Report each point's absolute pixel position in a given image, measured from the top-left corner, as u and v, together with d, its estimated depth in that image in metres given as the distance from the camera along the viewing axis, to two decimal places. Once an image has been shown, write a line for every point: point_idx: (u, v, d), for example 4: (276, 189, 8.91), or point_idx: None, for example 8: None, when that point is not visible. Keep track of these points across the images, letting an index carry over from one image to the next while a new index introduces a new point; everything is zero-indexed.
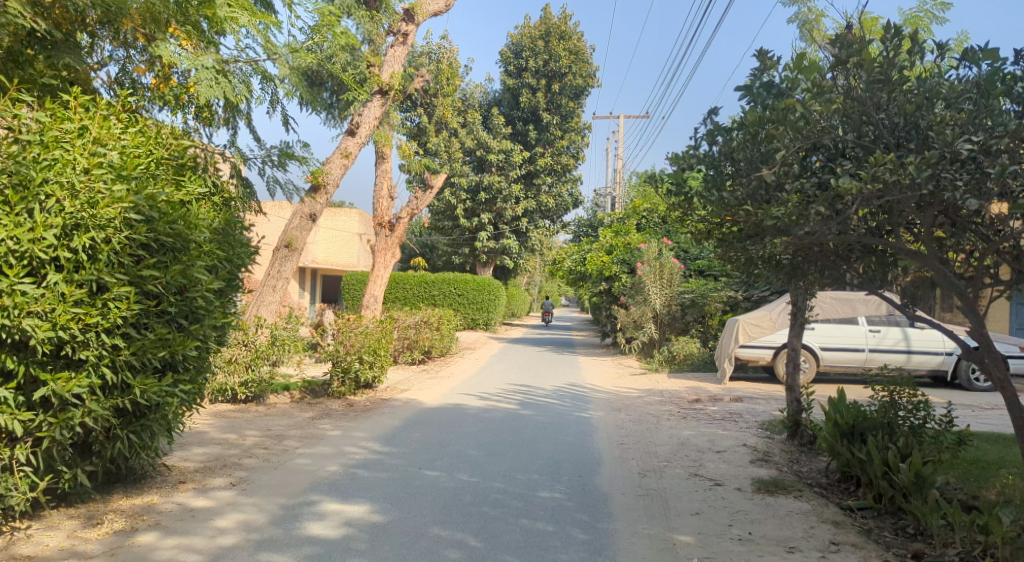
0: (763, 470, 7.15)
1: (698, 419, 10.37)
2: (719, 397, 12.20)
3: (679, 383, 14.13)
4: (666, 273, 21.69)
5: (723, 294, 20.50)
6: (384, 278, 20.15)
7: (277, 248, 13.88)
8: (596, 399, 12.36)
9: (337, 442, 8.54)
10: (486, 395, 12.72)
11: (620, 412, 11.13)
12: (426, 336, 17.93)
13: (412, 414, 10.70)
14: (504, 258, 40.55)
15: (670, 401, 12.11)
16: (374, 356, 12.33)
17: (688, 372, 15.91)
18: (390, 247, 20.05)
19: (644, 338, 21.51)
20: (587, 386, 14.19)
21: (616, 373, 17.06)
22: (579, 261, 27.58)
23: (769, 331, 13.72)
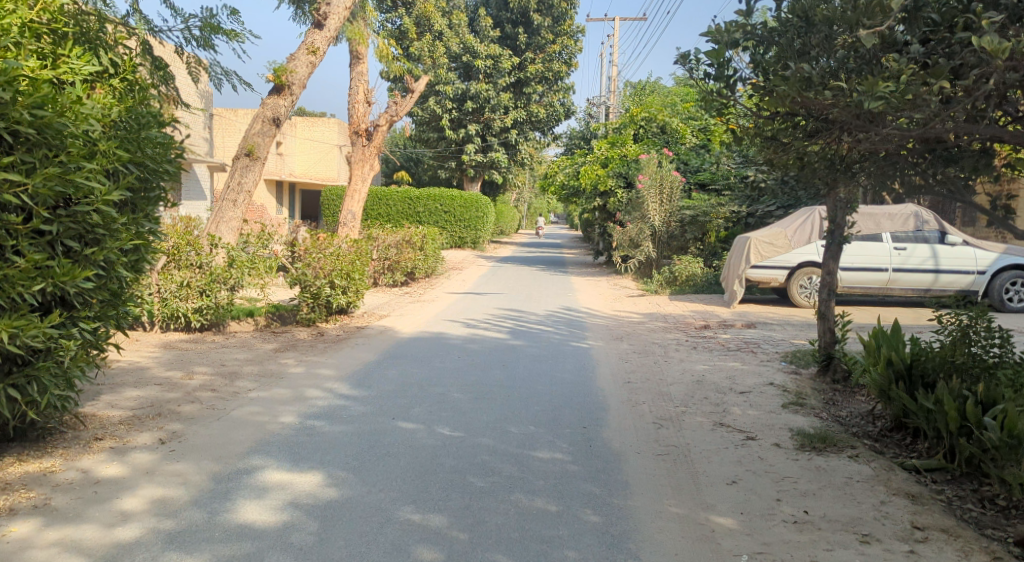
0: (799, 418, 6.02)
1: (711, 350, 9.25)
2: (730, 324, 11.07)
3: (683, 307, 12.99)
4: (666, 186, 20.27)
5: (727, 210, 19.23)
6: (362, 193, 18.58)
7: (237, 156, 12.30)
8: (594, 325, 11.19)
9: (298, 382, 7.33)
10: (473, 321, 11.53)
11: (622, 341, 9.98)
12: (408, 257, 16.62)
13: (389, 345, 9.51)
14: (493, 173, 38.84)
15: (675, 328, 10.97)
16: (347, 280, 11.02)
17: (692, 294, 14.77)
18: (369, 158, 18.38)
19: (642, 257, 20.32)
20: (584, 310, 13.03)
21: (613, 295, 15.90)
22: (572, 174, 26.07)
23: (784, 250, 12.47)
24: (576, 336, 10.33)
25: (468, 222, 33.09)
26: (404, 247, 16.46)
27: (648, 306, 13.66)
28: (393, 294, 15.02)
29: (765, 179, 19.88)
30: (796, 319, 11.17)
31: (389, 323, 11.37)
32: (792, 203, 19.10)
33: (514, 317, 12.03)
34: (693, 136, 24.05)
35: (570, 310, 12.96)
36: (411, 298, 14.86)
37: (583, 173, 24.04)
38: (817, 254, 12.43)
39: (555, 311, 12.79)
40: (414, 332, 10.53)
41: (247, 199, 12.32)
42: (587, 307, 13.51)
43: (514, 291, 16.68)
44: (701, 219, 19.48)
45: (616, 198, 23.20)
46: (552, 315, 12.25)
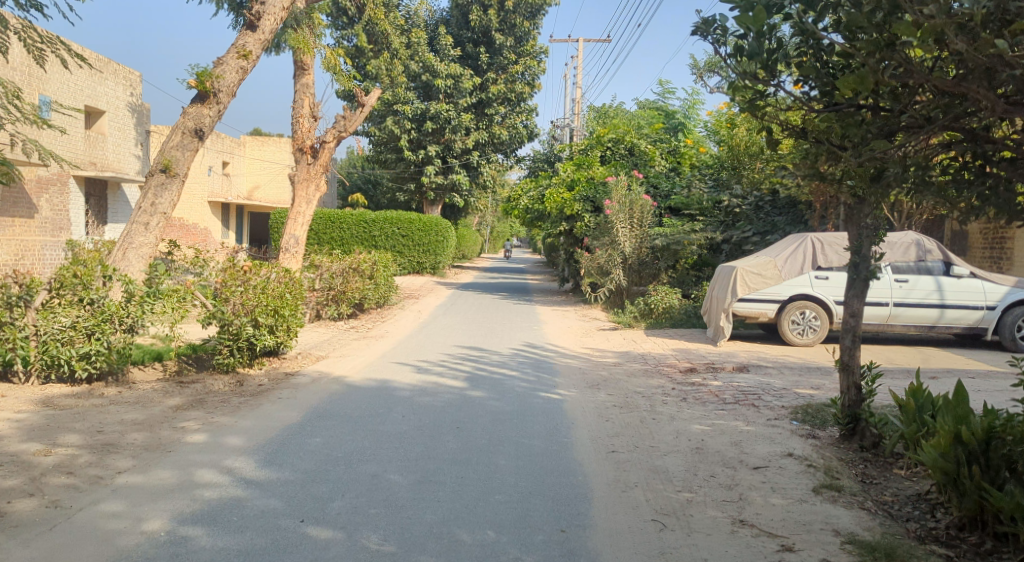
0: (842, 513, 4.60)
1: (704, 403, 7.83)
2: (720, 367, 9.71)
3: (663, 345, 11.59)
4: (638, 211, 19.05)
5: (701, 237, 18.12)
6: (308, 216, 17.01)
7: (152, 172, 10.64)
8: (565, 371, 9.72)
9: (192, 457, 5.65)
10: (426, 365, 9.94)
11: (599, 391, 8.50)
12: (356, 286, 14.96)
13: (322, 397, 7.88)
14: (454, 196, 37.43)
15: (658, 374, 9.55)
16: (273, 317, 9.31)
17: (671, 328, 13.40)
18: (314, 178, 16.83)
19: (612, 286, 19.00)
20: (554, 348, 11.57)
21: (583, 329, 14.46)
22: (535, 198, 24.73)
23: (773, 282, 11.28)
24: (545, 384, 8.82)
25: (427, 247, 31.48)
26: (351, 276, 14.82)
27: (624, 343, 12.24)
28: (336, 330, 13.35)
29: (740, 205, 19.54)
30: (793, 362, 9.85)
31: (326, 367, 9.72)
32: (768, 229, 18.62)
33: (474, 358, 10.49)
34: (662, 159, 23.06)
35: (537, 349, 11.47)
36: (357, 333, 13.22)
37: (548, 196, 22.76)
38: (810, 287, 11.22)
39: (520, 350, 11.28)
40: (355, 380, 8.89)
41: (162, 222, 10.64)
42: (556, 345, 12.05)
43: (475, 325, 15.15)
44: (674, 246, 18.29)
45: (583, 222, 21.96)
46: (516, 356, 10.74)
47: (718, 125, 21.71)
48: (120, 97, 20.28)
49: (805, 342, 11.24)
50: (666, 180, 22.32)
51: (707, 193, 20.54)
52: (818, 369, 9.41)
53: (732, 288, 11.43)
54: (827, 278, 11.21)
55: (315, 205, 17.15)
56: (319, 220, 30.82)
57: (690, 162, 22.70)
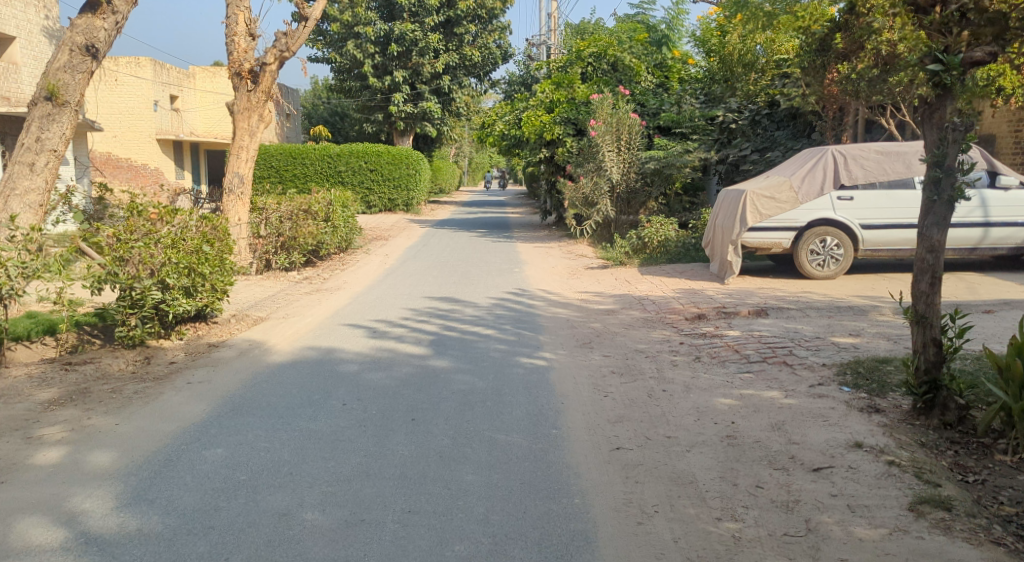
0: (969, 556, 3.08)
1: (724, 364, 6.30)
2: (734, 312, 8.16)
3: (663, 287, 10.02)
4: (625, 131, 17.11)
5: (694, 158, 16.41)
6: (251, 150, 15.04)
7: (35, 100, 8.58)
8: (550, 326, 8.13)
9: (32, 486, 4.01)
10: (384, 325, 8.33)
11: (594, 352, 6.94)
12: (307, 231, 13.16)
13: (247, 378, 6.24)
14: (426, 125, 35.15)
15: (662, 325, 7.99)
16: (188, 276, 7.53)
17: (669, 265, 11.81)
18: (256, 107, 14.81)
19: (599, 217, 17.33)
20: (538, 296, 9.98)
21: (570, 270, 12.85)
22: (512, 123, 22.72)
23: (790, 207, 9.69)
24: (527, 346, 7.25)
25: (398, 181, 29.32)
26: (300, 219, 13.02)
27: (618, 287, 10.65)
28: (285, 283, 11.65)
29: (735, 119, 17.91)
30: (821, 300, 8.32)
31: (260, 335, 8.05)
32: (767, 145, 17.13)
33: (443, 313, 8.89)
34: (647, 73, 21.17)
35: (518, 297, 9.87)
36: (309, 286, 11.54)
37: (525, 120, 20.80)
38: (832, 210, 9.62)
39: (499, 300, 9.68)
40: (295, 351, 7.27)
41: (52, 162, 8.61)
42: (540, 290, 10.46)
43: (447, 269, 13.47)
44: (666, 170, 16.56)
45: (565, 147, 20.14)
46: (493, 308, 9.14)
47: (708, 32, 19.72)
48: (33, 22, 17.87)
49: (828, 274, 9.69)
50: (653, 97, 20.48)
51: (699, 109, 18.83)
52: (852, 309, 7.88)
53: (742, 216, 9.83)
54: (851, 199, 9.61)
55: (259, 138, 15.13)
56: (280, 156, 28.70)
57: (677, 77, 20.91)
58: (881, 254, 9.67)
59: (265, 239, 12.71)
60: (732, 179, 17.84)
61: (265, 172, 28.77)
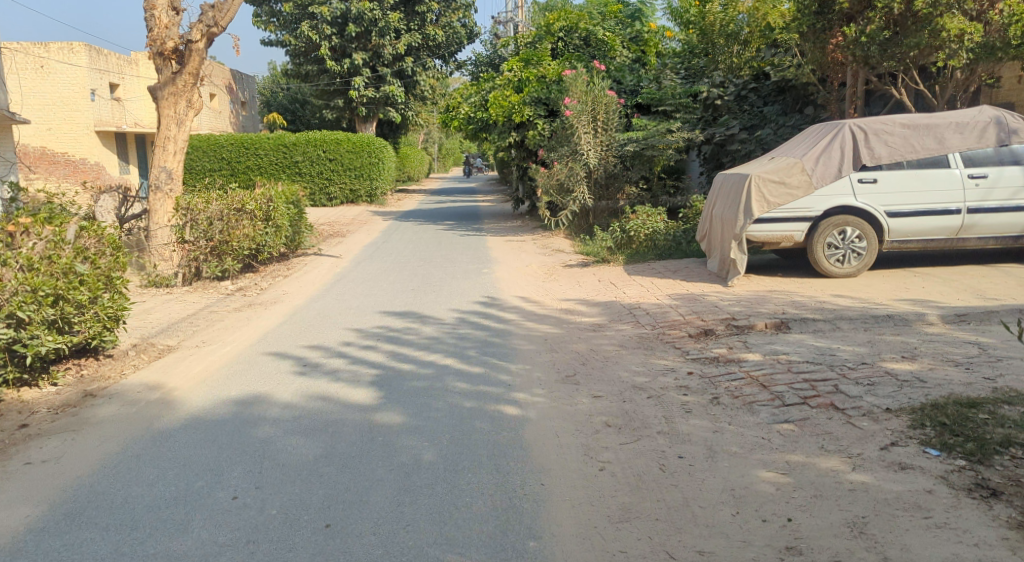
0: None
1: (752, 408, 4.80)
2: (747, 327, 6.69)
3: (656, 292, 8.53)
4: (602, 111, 15.56)
5: (679, 138, 14.93)
6: (180, 141, 13.24)
7: None
8: (525, 353, 6.58)
9: None
10: (320, 358, 6.72)
11: (581, 392, 5.41)
12: (241, 232, 11.48)
13: (114, 451, 4.60)
14: (389, 110, 33.31)
15: (662, 348, 6.48)
16: (55, 306, 5.91)
17: (659, 263, 10.32)
18: (184, 92, 13.01)
19: (576, 207, 15.67)
20: (511, 309, 8.43)
21: (546, 271, 11.33)
22: (478, 105, 21.02)
23: (801, 192, 8.25)
24: (496, 384, 5.69)
25: (359, 170, 27.40)
26: (232, 220, 11.33)
27: (603, 293, 9.14)
28: (212, 298, 9.96)
29: (721, 95, 16.59)
30: (850, 307, 6.88)
31: (158, 375, 6.39)
32: (757, 123, 15.78)
33: (395, 338, 7.30)
34: (623, 48, 19.61)
35: (486, 311, 8.31)
36: (240, 299, 9.86)
37: (493, 102, 19.15)
38: (852, 195, 8.19)
39: (463, 316, 8.11)
40: (195, 400, 5.62)
41: None
42: (512, 301, 8.92)
43: (405, 272, 11.85)
44: (647, 152, 15.09)
45: (537, 130, 18.58)
46: (455, 328, 7.56)
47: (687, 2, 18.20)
48: None
49: (846, 272, 8.27)
50: (631, 74, 18.97)
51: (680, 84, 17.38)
52: (891, 319, 6.45)
53: (746, 205, 8.39)
54: (874, 181, 8.17)
55: (188, 126, 13.31)
56: (230, 146, 26.86)
57: (655, 52, 19.42)
58: (910, 246, 8.25)
59: (195, 245, 11.03)
60: (718, 160, 16.42)
61: (215, 164, 26.95)
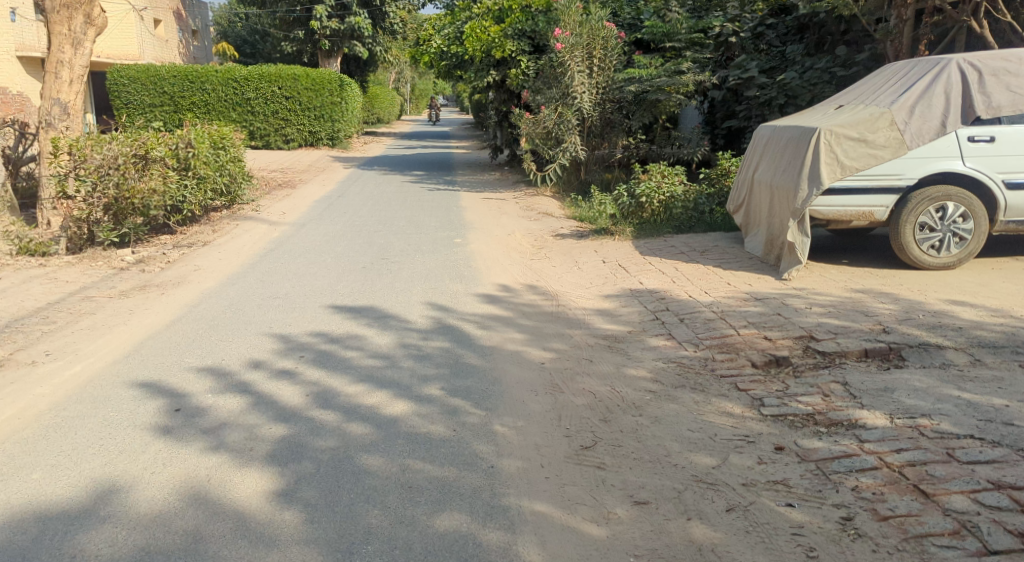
0: None
1: (927, 553, 2.70)
2: (838, 357, 4.59)
3: (687, 288, 6.39)
4: (598, 45, 13.06)
5: (690, 80, 12.58)
6: (78, 67, 10.26)
7: None
8: (514, 395, 4.41)
9: None
10: (206, 399, 4.43)
11: (612, 491, 3.28)
12: (142, 184, 8.65)
13: None
14: (355, 44, 30.32)
15: (719, 390, 4.36)
16: None
17: (679, 242, 8.18)
18: (78, 3, 10.05)
19: (566, 160, 13.30)
20: (492, 313, 6.24)
21: (535, 246, 9.15)
22: (451, 38, 18.33)
23: (888, 153, 6.05)
24: (471, 469, 3.52)
25: (319, 111, 24.57)
26: (130, 170, 8.51)
27: (613, 284, 6.99)
28: (96, 274, 7.53)
29: (736, 31, 14.20)
30: (981, 325, 4.80)
31: None
32: (777, 65, 13.50)
33: (327, 362, 5.04)
34: None
35: (458, 316, 6.11)
36: (135, 278, 7.41)
37: (468, 34, 16.56)
38: (959, 159, 6.01)
39: (426, 324, 5.89)
40: None
41: None
42: (492, 298, 6.73)
43: (358, 242, 9.51)
44: (650, 96, 12.77)
45: (520, 68, 16.05)
46: (414, 345, 5.35)
47: None
48: None
49: (943, 263, 6.15)
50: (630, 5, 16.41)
51: (688, 17, 14.97)
52: None
53: (812, 171, 6.18)
54: (991, 140, 5.99)
55: (87, 49, 10.33)
56: (172, 79, 23.75)
57: None
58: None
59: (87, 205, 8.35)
60: (730, 107, 14.18)
61: (156, 100, 23.89)
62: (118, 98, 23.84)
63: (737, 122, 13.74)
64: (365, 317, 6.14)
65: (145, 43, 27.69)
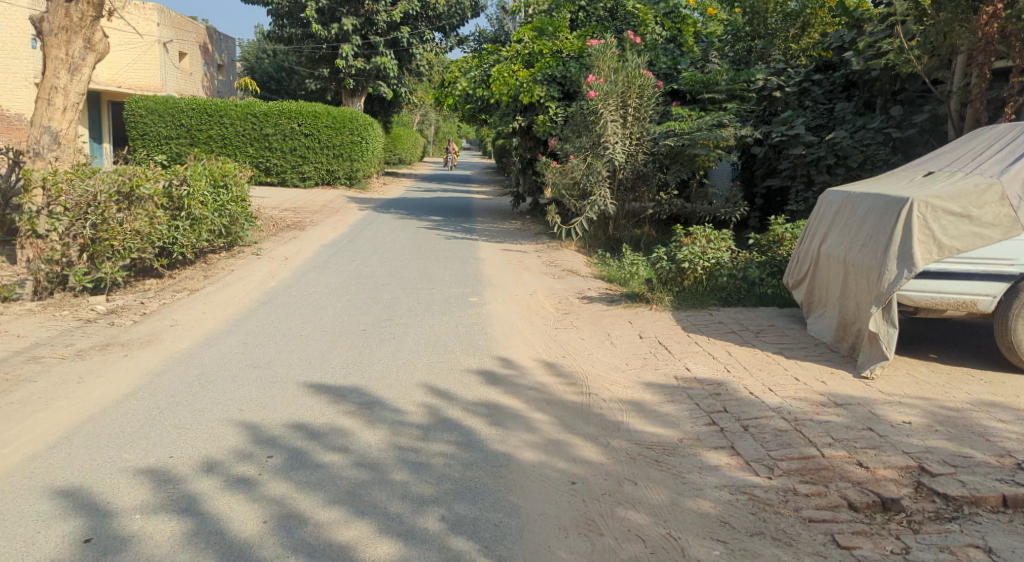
0: None
1: None
2: (964, 505, 3.50)
3: (748, 383, 5.31)
4: (634, 93, 12.20)
5: (732, 134, 11.65)
6: (73, 94, 9.46)
7: None
8: (537, 538, 3.34)
9: None
10: (131, 521, 3.36)
11: None
12: (122, 224, 7.76)
13: None
14: (380, 85, 29.94)
15: (812, 547, 3.26)
16: None
17: (727, 317, 7.12)
18: (79, 26, 9.30)
19: (594, 214, 12.33)
20: (508, 403, 5.19)
21: (560, 312, 8.13)
22: (478, 81, 17.63)
23: (998, 231, 5.04)
24: None
25: (338, 150, 23.94)
26: (112, 208, 7.60)
27: (654, 369, 5.92)
28: (56, 325, 6.53)
29: (781, 85, 13.28)
30: None
31: None
32: (825, 122, 12.57)
33: (299, 470, 4.00)
34: (656, 24, 16.39)
35: (466, 407, 5.07)
36: (99, 333, 6.41)
37: (496, 77, 15.83)
38: None
39: (428, 418, 4.85)
40: None
41: None
42: (508, 381, 5.70)
43: (361, 297, 8.51)
44: (688, 150, 11.84)
45: (547, 115, 15.22)
46: (410, 449, 4.31)
47: None
48: None
49: None
50: (665, 55, 15.66)
51: (729, 69, 14.15)
52: None
53: (902, 248, 5.11)
54: None
55: (84, 75, 9.55)
56: (190, 112, 23.26)
57: (694, 31, 16.07)
58: None
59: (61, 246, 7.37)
60: (772, 164, 13.22)
61: (173, 132, 23.38)
62: (134, 129, 23.38)
63: (779, 182, 12.78)
64: (355, 404, 5.11)
65: (168, 75, 27.39)
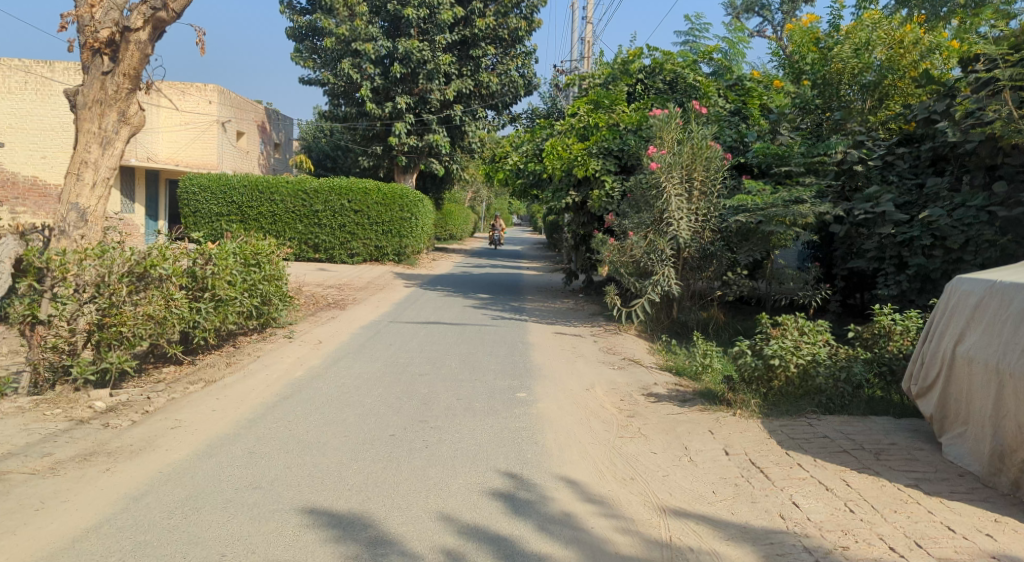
0: None
1: None
2: None
3: (887, 533, 4.02)
4: (701, 166, 11.23)
5: (813, 210, 10.53)
6: (104, 169, 8.98)
7: None
8: None
9: None
10: None
11: None
12: (134, 308, 6.98)
13: None
14: (432, 161, 29.84)
15: None
16: None
17: (833, 429, 5.83)
18: (114, 99, 8.93)
19: (656, 295, 11.22)
20: (564, 553, 4.00)
21: (624, 414, 6.93)
22: (530, 156, 17.01)
23: None
24: None
25: (387, 226, 23.53)
26: (123, 290, 6.92)
27: (752, 501, 4.66)
28: (40, 426, 5.66)
29: (862, 158, 12.20)
30: None
31: None
32: (916, 199, 11.37)
33: None
34: (718, 96, 15.58)
35: (511, 559, 3.91)
36: (85, 438, 5.49)
37: (549, 150, 15.14)
38: None
39: None
40: None
41: None
42: (563, 517, 4.52)
43: (395, 390, 7.47)
44: (762, 227, 10.73)
45: (603, 190, 14.38)
46: None
47: (821, 55, 14.41)
48: None
49: None
50: (729, 128, 14.77)
51: (802, 141, 13.15)
52: None
53: None
54: None
55: (117, 150, 9.10)
56: (242, 188, 23.30)
57: (759, 104, 15.20)
58: None
59: (64, 331, 6.66)
60: (855, 243, 11.97)
61: (224, 208, 23.42)
62: (187, 205, 23.55)
63: (864, 263, 11.50)
64: (368, 549, 4.00)
65: (225, 153, 27.79)
